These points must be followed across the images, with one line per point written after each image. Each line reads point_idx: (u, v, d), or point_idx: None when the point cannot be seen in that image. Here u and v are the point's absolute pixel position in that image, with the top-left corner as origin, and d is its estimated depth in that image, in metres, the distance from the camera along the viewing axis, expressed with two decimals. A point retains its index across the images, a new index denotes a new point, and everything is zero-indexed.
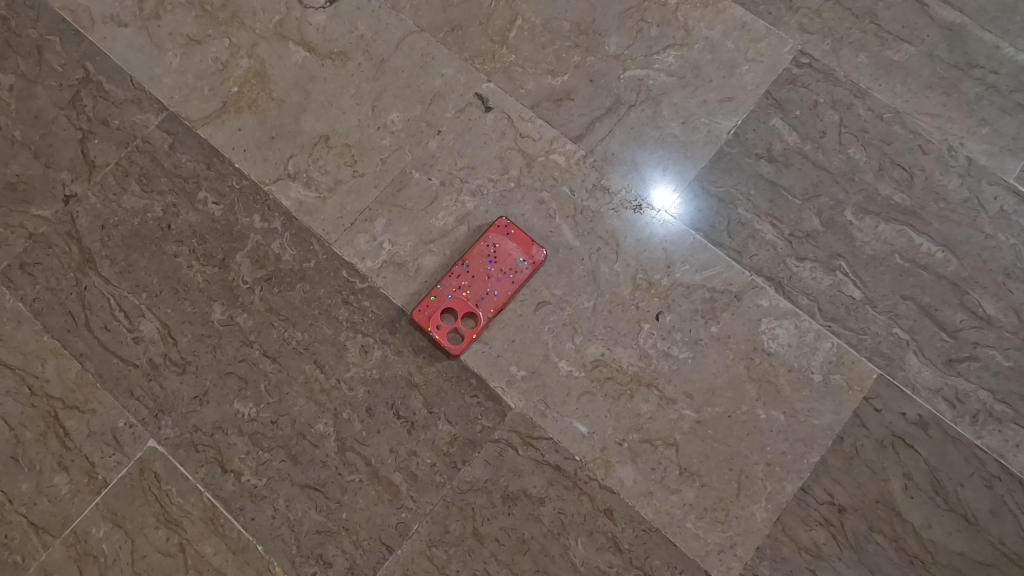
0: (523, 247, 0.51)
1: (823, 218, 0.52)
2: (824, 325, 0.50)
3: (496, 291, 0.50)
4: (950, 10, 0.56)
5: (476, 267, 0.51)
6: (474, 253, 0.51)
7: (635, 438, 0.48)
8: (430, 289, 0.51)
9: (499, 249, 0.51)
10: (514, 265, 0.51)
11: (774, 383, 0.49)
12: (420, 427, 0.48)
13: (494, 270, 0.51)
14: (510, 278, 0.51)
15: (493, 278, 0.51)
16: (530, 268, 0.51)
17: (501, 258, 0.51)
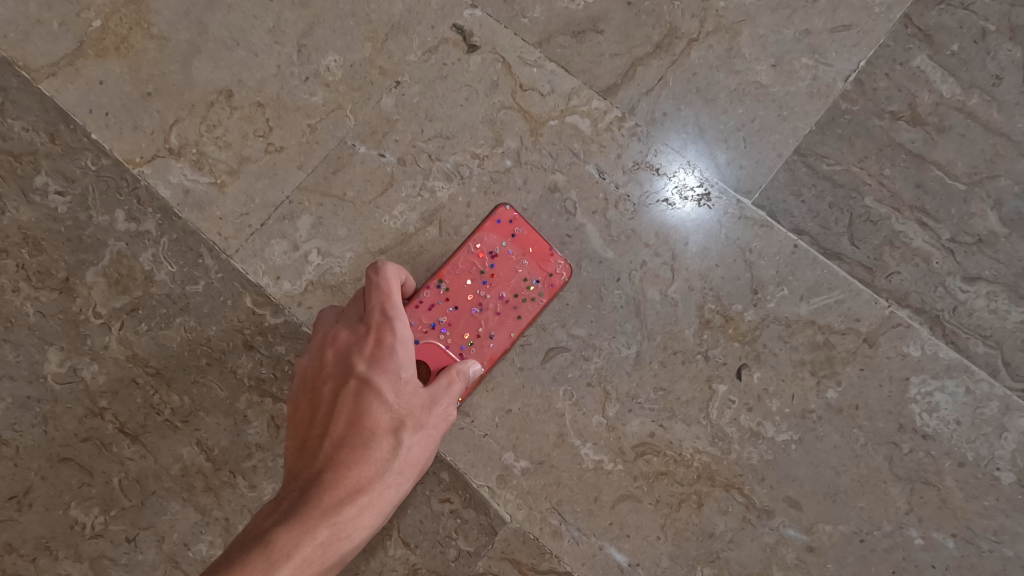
0: (534, 256, 0.32)
1: (1005, 214, 0.33)
2: (1013, 392, 0.31)
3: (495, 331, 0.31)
4: None
5: (463, 292, 0.32)
6: (459, 269, 0.32)
7: (706, 573, 0.30)
8: None
9: (499, 261, 0.32)
10: (523, 289, 0.32)
11: (934, 487, 0.30)
12: (359, 553, 0.30)
13: (491, 296, 0.32)
14: (517, 309, 0.32)
15: (491, 310, 0.32)
16: (546, 293, 0.32)
17: (502, 278, 0.32)
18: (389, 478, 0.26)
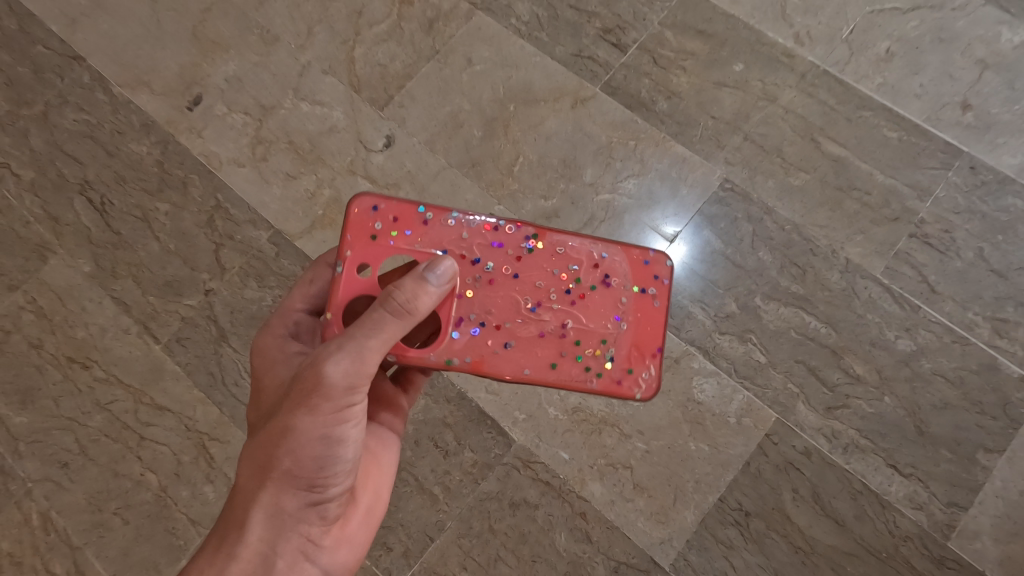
0: (588, 248, 0.50)
1: (739, 303, 0.72)
2: (738, 382, 0.70)
3: (615, 336, 0.49)
4: (836, 146, 0.77)
5: (505, 314, 0.48)
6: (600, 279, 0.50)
7: (602, 462, 0.68)
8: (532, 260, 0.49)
9: (484, 271, 0.48)
10: (636, 287, 0.50)
11: (702, 423, 0.68)
12: (452, 454, 0.69)
13: (599, 304, 0.49)
14: (648, 306, 0.50)
15: (587, 311, 0.49)
16: (665, 270, 0.50)
17: (596, 284, 0.49)
18: (253, 463, 0.44)
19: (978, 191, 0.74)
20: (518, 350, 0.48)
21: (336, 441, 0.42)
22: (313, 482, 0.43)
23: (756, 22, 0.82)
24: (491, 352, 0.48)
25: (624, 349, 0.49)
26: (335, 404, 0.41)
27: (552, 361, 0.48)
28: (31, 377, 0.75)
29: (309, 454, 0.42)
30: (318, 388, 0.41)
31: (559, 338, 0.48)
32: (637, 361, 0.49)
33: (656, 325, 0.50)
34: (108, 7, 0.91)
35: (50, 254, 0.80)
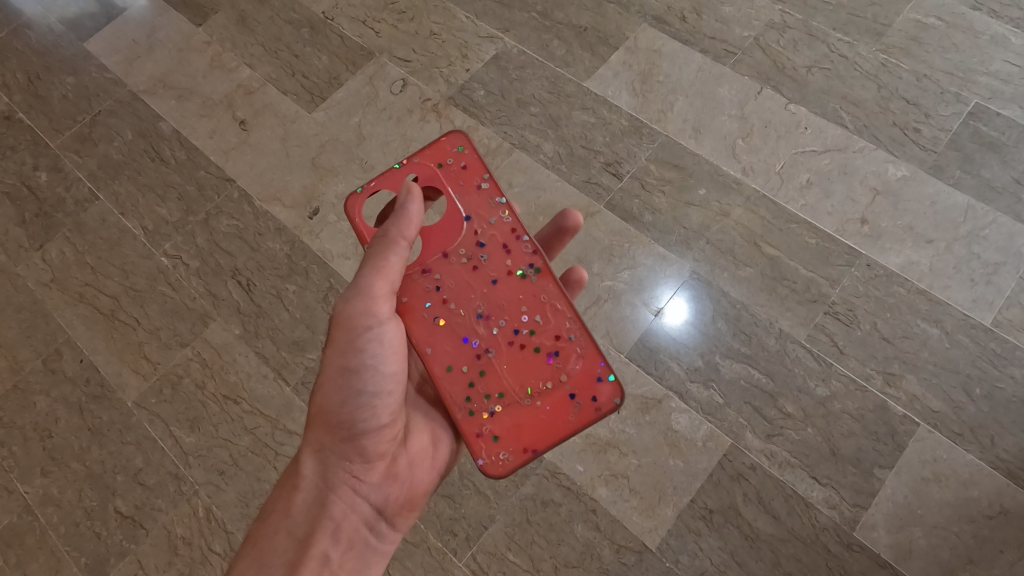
0: (570, 330, 0.71)
1: (704, 359, 1.02)
2: (704, 417, 0.99)
3: (513, 404, 0.70)
4: (772, 248, 1.08)
5: (458, 294, 0.72)
6: (553, 367, 0.70)
7: (608, 473, 0.96)
8: (515, 302, 0.72)
9: (478, 260, 0.73)
10: (567, 390, 0.70)
11: (679, 445, 0.97)
12: None
13: (525, 373, 0.70)
14: (557, 410, 0.70)
15: (507, 360, 0.70)
16: (601, 402, 0.70)
17: (542, 356, 0.71)
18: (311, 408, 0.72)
19: (873, 281, 1.05)
20: (441, 327, 0.71)
21: (354, 378, 0.68)
22: (344, 419, 0.68)
23: (714, 159, 1.16)
24: (418, 317, 0.71)
25: (511, 420, 0.70)
26: (347, 343, 0.68)
27: (451, 360, 0.71)
28: (198, 409, 1.06)
29: (337, 394, 0.68)
30: (341, 325, 0.68)
31: (468, 348, 0.71)
32: (508, 437, 0.69)
33: (546, 431, 0.70)
34: (251, 144, 1.28)
35: (211, 320, 1.13)
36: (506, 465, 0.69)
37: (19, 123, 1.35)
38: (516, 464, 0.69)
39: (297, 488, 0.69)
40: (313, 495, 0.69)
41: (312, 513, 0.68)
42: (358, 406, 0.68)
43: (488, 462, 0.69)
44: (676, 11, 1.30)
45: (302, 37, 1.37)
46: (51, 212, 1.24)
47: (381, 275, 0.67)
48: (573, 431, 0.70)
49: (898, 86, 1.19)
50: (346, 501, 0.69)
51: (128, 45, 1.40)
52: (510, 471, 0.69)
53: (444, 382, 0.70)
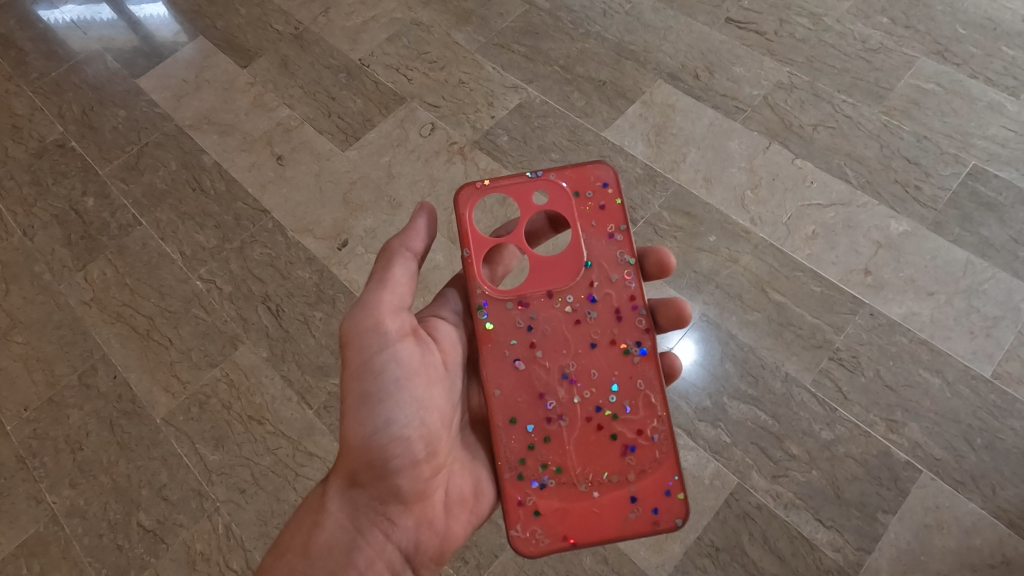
0: (654, 430, 0.73)
1: (712, 400, 1.06)
2: (711, 455, 1.02)
3: (569, 484, 0.71)
4: (779, 295, 1.13)
5: (550, 344, 0.74)
6: (623, 463, 0.71)
7: None
8: (603, 376, 0.74)
9: (583, 316, 0.75)
10: (630, 491, 0.71)
11: (686, 482, 1.00)
12: None
13: (594, 458, 0.71)
14: (612, 509, 0.70)
15: (578, 436, 0.72)
16: (659, 516, 0.70)
17: (616, 446, 0.72)
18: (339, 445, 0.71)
19: (876, 330, 1.09)
20: (522, 372, 0.73)
21: (375, 410, 0.67)
22: (371, 456, 0.67)
23: (724, 208, 1.22)
24: (500, 354, 0.74)
25: (560, 500, 0.70)
26: (365, 364, 0.68)
27: (519, 414, 0.72)
28: (223, 428, 1.11)
29: (365, 426, 0.67)
30: (351, 341, 0.69)
31: (542, 407, 0.73)
32: (550, 517, 0.70)
33: (592, 526, 0.70)
34: (287, 178, 1.35)
35: (240, 343, 1.18)
36: (538, 545, 0.70)
37: (70, 151, 1.41)
38: (549, 548, 0.69)
39: (321, 529, 0.69)
40: (336, 537, 0.68)
41: (331, 557, 0.67)
42: (387, 440, 0.67)
43: (522, 536, 0.69)
44: (690, 69, 1.39)
45: (340, 81, 1.46)
46: (96, 235, 1.31)
47: (384, 288, 0.70)
48: (620, 535, 0.70)
49: (899, 146, 1.26)
50: (372, 546, 0.68)
51: (178, 83, 1.49)
52: (539, 553, 0.69)
53: (505, 433, 0.72)
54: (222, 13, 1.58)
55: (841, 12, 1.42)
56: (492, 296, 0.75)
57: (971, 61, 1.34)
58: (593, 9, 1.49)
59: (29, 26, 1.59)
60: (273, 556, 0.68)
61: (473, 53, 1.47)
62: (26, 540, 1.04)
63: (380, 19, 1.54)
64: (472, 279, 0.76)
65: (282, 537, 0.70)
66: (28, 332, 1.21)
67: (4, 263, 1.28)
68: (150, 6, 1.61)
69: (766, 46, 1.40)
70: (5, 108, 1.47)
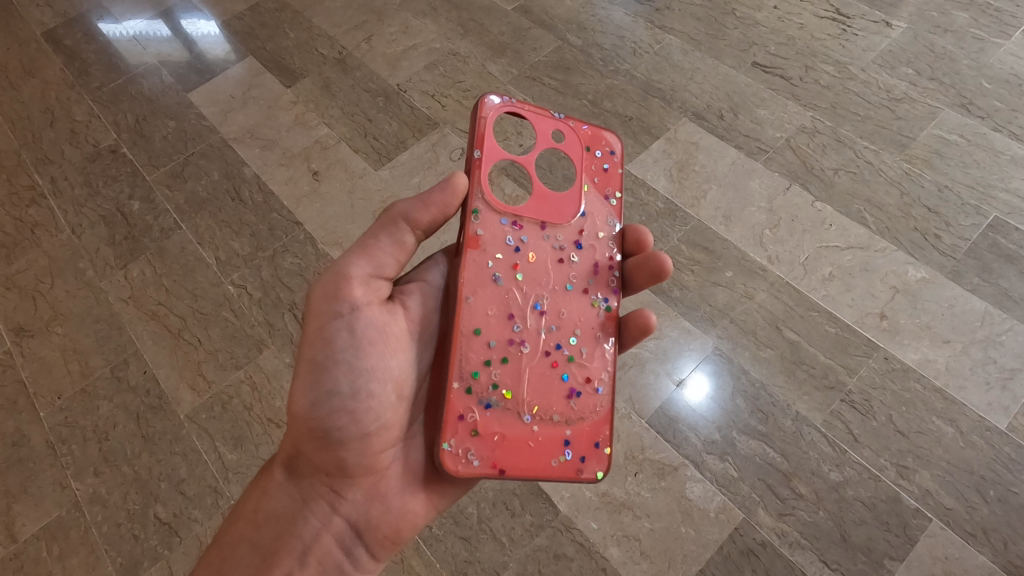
0: (602, 382, 0.74)
1: (721, 433, 1.07)
2: (717, 489, 1.02)
3: (511, 412, 0.70)
4: (793, 333, 1.14)
5: (532, 268, 0.75)
6: (566, 410, 0.72)
7: (620, 534, 1.00)
8: (572, 318, 0.75)
9: (566, 256, 0.77)
10: (566, 435, 0.72)
11: (691, 514, 1.01)
12: (517, 514, 1.02)
13: (541, 393, 0.72)
14: (546, 449, 0.71)
15: (534, 367, 0.72)
16: (584, 466, 0.72)
17: (565, 388, 0.73)
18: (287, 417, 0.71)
19: (890, 374, 1.09)
20: (498, 286, 0.74)
21: (321, 378, 0.68)
22: (314, 424, 0.68)
23: (743, 245, 1.24)
24: (483, 262, 0.74)
25: (500, 425, 0.70)
26: (318, 331, 0.69)
27: (485, 329, 0.72)
28: (243, 429, 1.16)
29: (308, 392, 0.68)
30: (312, 309, 0.70)
31: (508, 328, 0.73)
32: (484, 439, 0.69)
33: (522, 459, 0.70)
34: (321, 193, 1.42)
35: (265, 347, 1.24)
36: (466, 466, 0.68)
37: (122, 157, 1.50)
38: (476, 471, 0.68)
39: (267, 492, 0.71)
40: (281, 509, 0.70)
41: (276, 525, 0.69)
42: (328, 413, 0.67)
43: (452, 453, 0.68)
44: (715, 109, 1.43)
45: (377, 105, 1.54)
46: (138, 236, 1.38)
47: (362, 256, 0.71)
48: (547, 476, 0.71)
49: (920, 194, 1.27)
50: (317, 518, 0.70)
51: (226, 98, 1.58)
52: (466, 474, 0.68)
53: (467, 343, 0.71)
54: (272, 36, 1.68)
55: (866, 61, 1.46)
56: (489, 205, 0.75)
57: (995, 114, 1.36)
58: (623, 48, 1.55)
59: (93, 39, 1.70)
60: (226, 523, 0.71)
61: (505, 84, 1.54)
62: (48, 523, 1.08)
63: (419, 48, 1.62)
64: (476, 183, 0.76)
65: (235, 507, 0.73)
66: (67, 325, 1.27)
67: (51, 258, 1.35)
68: (205, 25, 1.72)
69: (790, 90, 1.44)
70: (64, 114, 1.57)
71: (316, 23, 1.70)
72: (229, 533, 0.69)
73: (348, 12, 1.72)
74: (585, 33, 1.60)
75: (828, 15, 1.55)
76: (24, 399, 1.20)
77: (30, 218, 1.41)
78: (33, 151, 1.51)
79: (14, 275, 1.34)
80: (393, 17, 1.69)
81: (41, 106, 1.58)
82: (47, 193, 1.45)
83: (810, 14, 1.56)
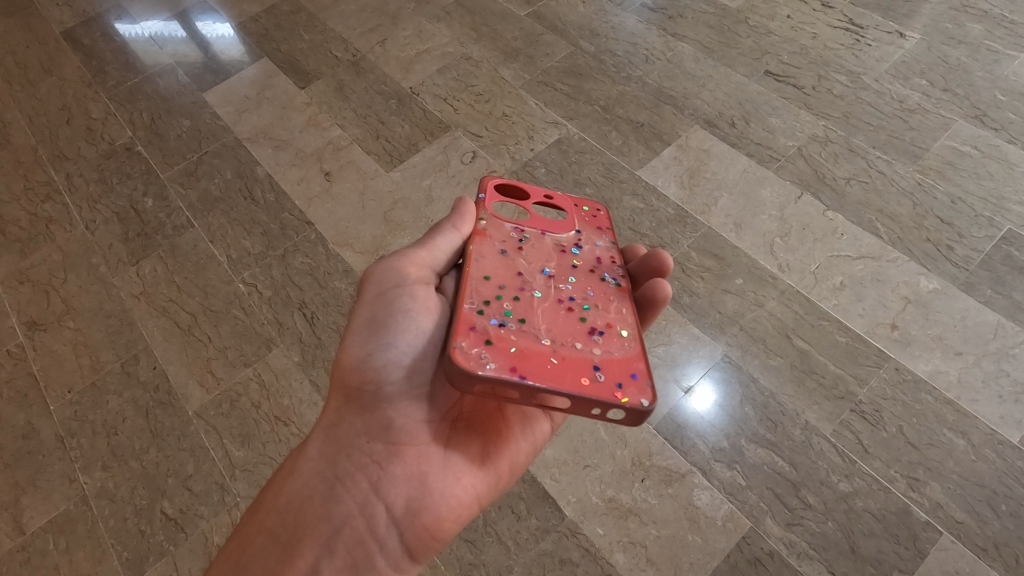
0: (625, 328, 0.68)
1: (729, 441, 1.06)
2: (725, 497, 1.02)
3: (528, 333, 0.64)
4: (803, 342, 1.14)
5: (535, 250, 0.74)
6: (591, 345, 0.64)
7: (627, 540, 1.00)
8: (582, 292, 0.71)
9: (569, 249, 0.76)
10: (594, 362, 0.63)
11: (698, 522, 1.00)
12: (523, 518, 1.01)
13: (560, 326, 0.66)
14: (574, 369, 0.62)
15: (547, 308, 0.67)
16: (623, 391, 0.60)
17: (586, 326, 0.66)
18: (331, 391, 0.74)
19: (901, 385, 1.08)
20: (504, 255, 0.72)
21: (376, 335, 0.72)
22: (365, 378, 0.71)
23: (753, 253, 1.24)
24: (489, 244, 0.74)
25: (517, 339, 0.63)
26: (376, 296, 0.74)
27: (494, 275, 0.70)
28: (250, 427, 1.16)
29: (360, 351, 0.72)
30: (372, 277, 0.76)
31: (517, 280, 0.70)
32: (498, 349, 0.61)
33: (545, 373, 0.60)
34: (332, 194, 1.42)
35: (274, 346, 1.24)
36: (479, 364, 0.59)
37: (137, 154, 1.51)
38: (490, 373, 0.59)
39: (298, 469, 0.70)
40: (311, 487, 0.68)
41: (306, 506, 0.67)
42: (380, 365, 0.71)
43: (464, 351, 0.61)
44: (727, 117, 1.43)
45: (390, 107, 1.55)
46: (151, 233, 1.39)
47: (422, 243, 0.77)
48: (577, 393, 0.59)
49: (933, 205, 1.27)
50: (351, 498, 0.68)
51: (240, 99, 1.59)
52: (476, 377, 0.59)
53: (476, 281, 0.68)
54: (287, 38, 1.70)
55: (879, 72, 1.46)
56: (490, 213, 0.78)
57: (1009, 127, 1.35)
58: (636, 55, 1.56)
59: (111, 39, 1.72)
60: (252, 510, 0.69)
61: (518, 89, 1.54)
62: (55, 516, 1.08)
63: (433, 52, 1.63)
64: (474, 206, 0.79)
65: (261, 494, 0.71)
66: (79, 320, 1.28)
67: (65, 252, 1.37)
68: (221, 27, 1.74)
69: (803, 100, 1.44)
70: (81, 112, 1.58)
71: (330, 26, 1.72)
72: (257, 515, 0.68)
73: (362, 16, 1.73)
74: (598, 39, 1.60)
75: (841, 24, 1.55)
76: (35, 392, 1.20)
77: (45, 214, 1.42)
78: (49, 147, 1.53)
79: (28, 269, 1.35)
80: (407, 21, 1.71)
81: (58, 103, 1.60)
82: (62, 189, 1.46)
83: (823, 24, 1.56)
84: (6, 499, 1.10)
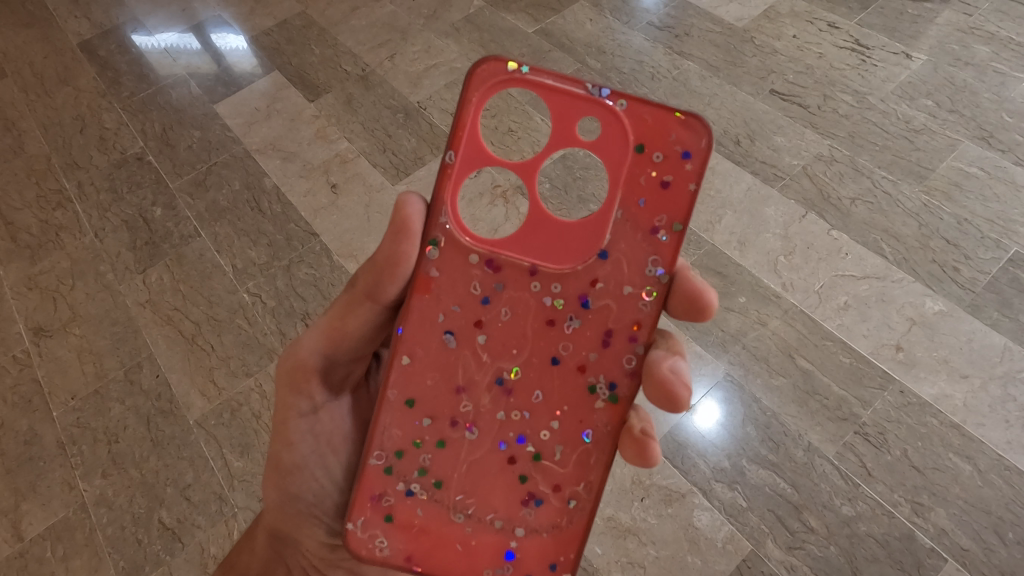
0: (573, 493, 0.64)
1: (731, 461, 1.05)
2: (725, 519, 1.01)
3: (440, 504, 0.64)
4: (806, 362, 1.13)
5: (500, 333, 0.62)
6: (516, 519, 0.64)
7: (625, 559, 0.99)
8: (547, 404, 0.62)
9: (559, 320, 0.61)
10: (509, 546, 0.64)
11: (698, 543, 0.99)
12: None
13: (486, 491, 0.64)
14: (481, 553, 0.64)
15: (476, 462, 0.63)
16: None
17: (520, 492, 0.64)
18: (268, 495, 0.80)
19: (905, 408, 1.07)
20: (448, 348, 0.62)
21: (287, 472, 0.75)
22: (285, 508, 0.76)
23: (757, 271, 1.24)
24: (434, 309, 0.61)
25: (423, 516, 0.64)
26: (282, 427, 0.75)
27: (422, 401, 0.62)
28: (250, 437, 1.16)
29: (278, 481, 0.76)
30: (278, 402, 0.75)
31: (453, 405, 0.63)
32: (403, 529, 0.64)
33: (443, 559, 0.64)
34: (338, 206, 1.44)
35: (277, 355, 1.24)
36: (376, 552, 0.64)
37: (148, 164, 1.53)
38: (388, 560, 0.64)
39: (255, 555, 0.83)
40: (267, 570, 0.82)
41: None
42: (296, 500, 0.76)
43: (361, 537, 0.63)
44: (731, 135, 1.43)
45: (397, 121, 1.56)
46: (159, 242, 1.41)
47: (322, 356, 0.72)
48: None
49: (939, 226, 1.26)
50: None
51: (250, 111, 1.61)
52: (371, 560, 0.64)
53: (395, 420, 0.63)
54: (298, 52, 1.73)
55: (885, 92, 1.46)
56: (456, 242, 0.60)
57: (1016, 148, 1.35)
58: (642, 73, 1.57)
59: (126, 50, 1.76)
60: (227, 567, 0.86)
61: (524, 104, 1.56)
62: (54, 523, 1.09)
63: (441, 67, 1.65)
64: (445, 198, 0.59)
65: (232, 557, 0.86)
66: (84, 326, 1.29)
67: (73, 260, 1.38)
68: (233, 39, 1.77)
69: (808, 119, 1.44)
70: (95, 121, 1.61)
71: (341, 40, 1.74)
72: None
73: (372, 31, 1.76)
74: (605, 57, 1.62)
75: (847, 45, 1.56)
76: (39, 398, 1.21)
77: (56, 221, 1.44)
78: (62, 156, 1.55)
79: (37, 275, 1.37)
80: (416, 37, 1.73)
81: (73, 113, 1.63)
82: (73, 197, 1.48)
83: (829, 44, 1.57)
84: (6, 505, 1.11)
